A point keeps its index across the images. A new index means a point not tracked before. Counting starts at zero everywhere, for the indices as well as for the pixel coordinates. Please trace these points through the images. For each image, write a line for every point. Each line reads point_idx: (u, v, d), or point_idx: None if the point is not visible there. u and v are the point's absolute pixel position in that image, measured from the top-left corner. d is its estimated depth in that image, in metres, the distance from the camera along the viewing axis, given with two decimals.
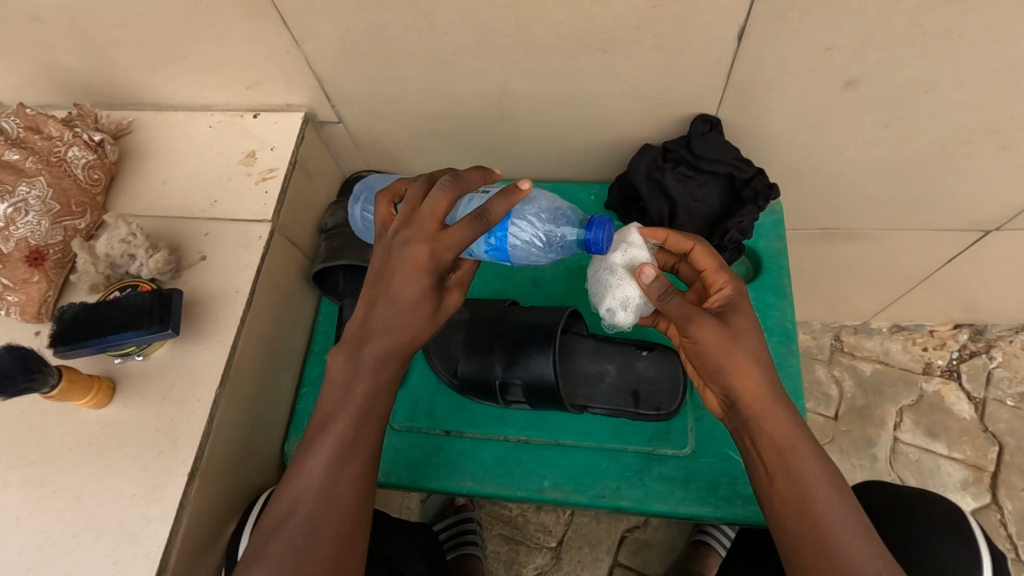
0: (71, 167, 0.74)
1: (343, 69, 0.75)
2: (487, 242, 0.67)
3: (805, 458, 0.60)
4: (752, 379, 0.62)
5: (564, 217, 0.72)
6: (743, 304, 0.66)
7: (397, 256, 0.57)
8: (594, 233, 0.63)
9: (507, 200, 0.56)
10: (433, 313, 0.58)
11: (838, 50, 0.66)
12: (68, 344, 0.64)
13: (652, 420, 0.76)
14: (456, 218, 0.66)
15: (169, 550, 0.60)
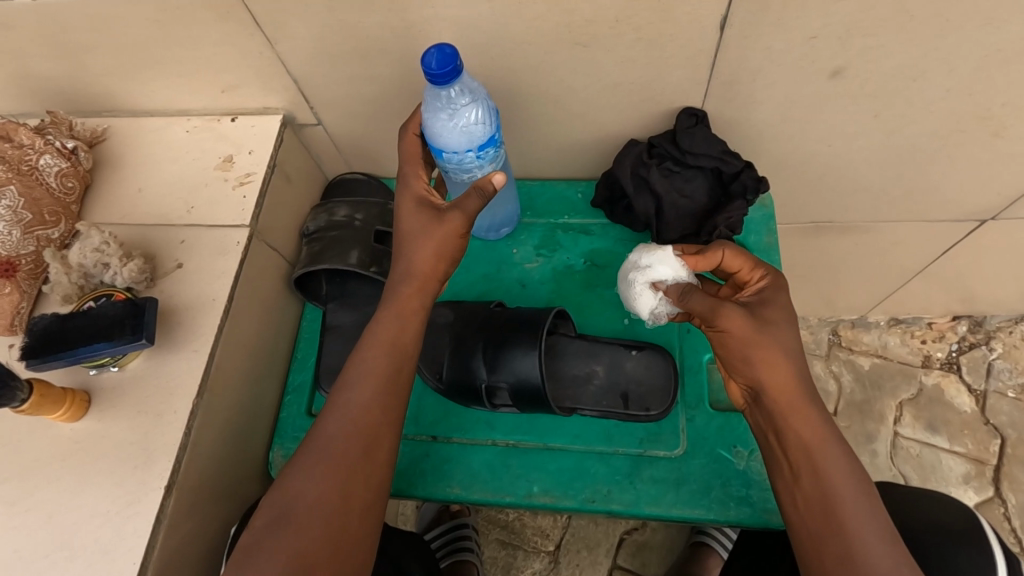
0: (43, 175, 0.72)
1: (319, 69, 0.74)
2: (461, 156, 0.67)
3: (833, 458, 0.58)
4: (780, 372, 0.60)
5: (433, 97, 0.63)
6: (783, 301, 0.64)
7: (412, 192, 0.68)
8: (439, 78, 0.59)
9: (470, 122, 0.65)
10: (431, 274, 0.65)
11: (822, 39, 0.65)
12: (39, 357, 0.62)
13: (641, 421, 0.75)
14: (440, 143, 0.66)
15: (145, 565, 0.59)
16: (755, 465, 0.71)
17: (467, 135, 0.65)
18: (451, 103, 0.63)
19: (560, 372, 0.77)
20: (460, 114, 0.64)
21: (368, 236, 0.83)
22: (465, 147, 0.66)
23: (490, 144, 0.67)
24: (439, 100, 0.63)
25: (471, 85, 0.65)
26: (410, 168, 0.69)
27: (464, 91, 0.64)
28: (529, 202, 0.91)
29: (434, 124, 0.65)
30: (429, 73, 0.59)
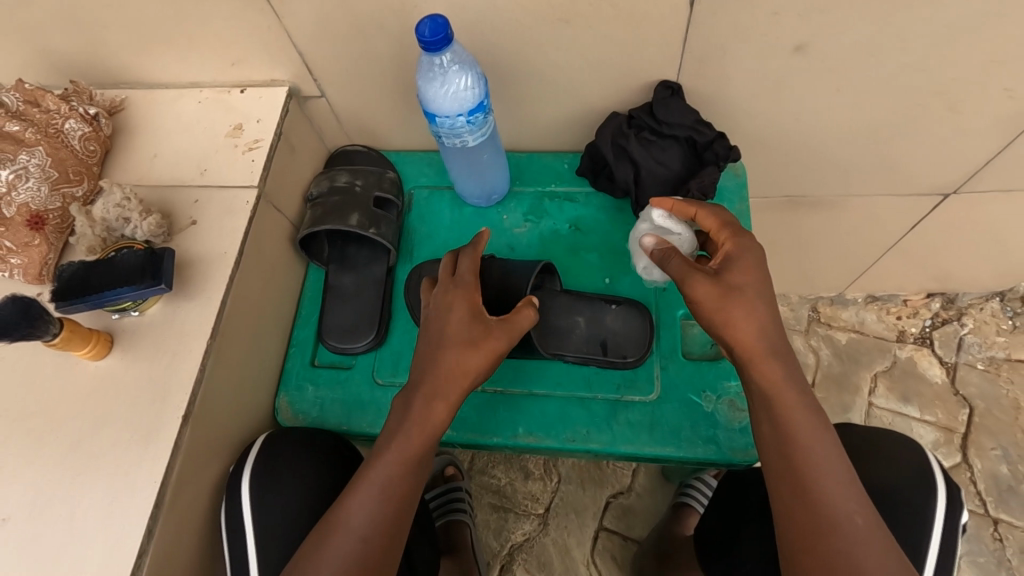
0: (68, 138, 0.78)
1: (322, 43, 0.80)
2: (454, 120, 0.73)
3: (795, 398, 0.63)
4: (743, 328, 0.64)
5: (428, 67, 0.70)
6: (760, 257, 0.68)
7: (455, 310, 0.71)
8: (431, 44, 0.65)
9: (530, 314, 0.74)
10: (483, 329, 0.70)
11: (784, 15, 0.70)
12: (66, 300, 0.68)
13: (618, 368, 0.81)
14: (435, 108, 0.73)
15: (165, 485, 0.65)
16: (721, 409, 0.78)
17: (458, 101, 0.72)
18: (443, 69, 0.70)
19: (547, 321, 0.83)
20: (452, 81, 0.71)
21: (367, 201, 0.89)
22: (456, 112, 0.72)
23: (479, 110, 0.73)
24: (433, 68, 0.70)
25: (461, 55, 0.71)
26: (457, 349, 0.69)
27: (455, 60, 0.70)
28: (519, 173, 0.96)
29: (428, 90, 0.72)
30: (423, 41, 0.65)
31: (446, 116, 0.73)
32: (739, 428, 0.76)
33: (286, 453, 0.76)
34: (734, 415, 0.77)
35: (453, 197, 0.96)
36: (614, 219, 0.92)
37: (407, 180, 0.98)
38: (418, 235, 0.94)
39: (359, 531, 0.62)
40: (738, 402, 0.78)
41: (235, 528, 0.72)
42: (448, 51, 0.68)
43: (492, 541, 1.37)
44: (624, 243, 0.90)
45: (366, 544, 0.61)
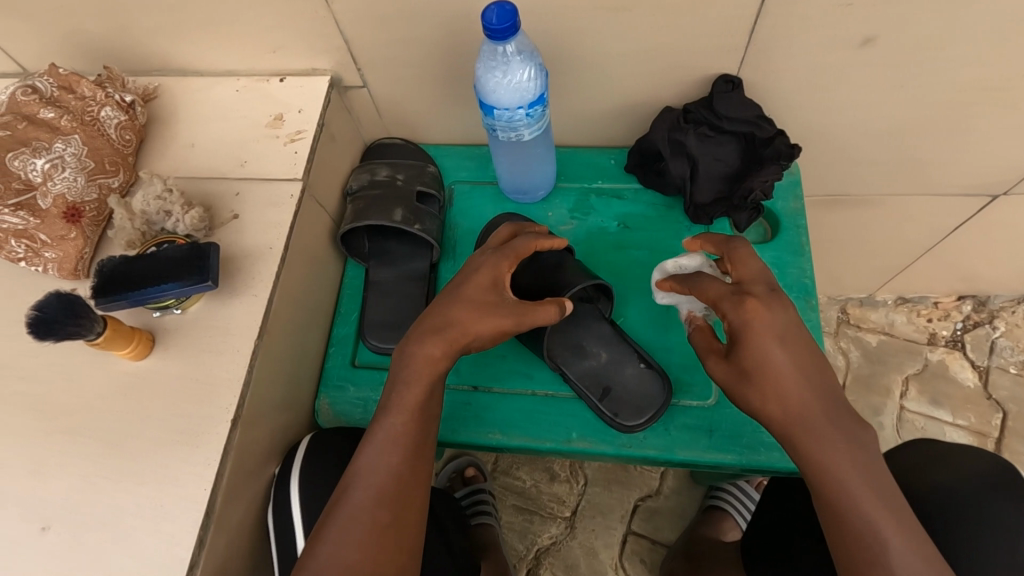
0: (104, 126, 0.74)
1: (370, 30, 0.76)
2: (511, 114, 0.70)
3: (831, 457, 0.57)
4: (774, 408, 0.60)
5: (490, 56, 0.67)
6: (781, 313, 0.61)
7: (484, 261, 0.73)
8: (497, 31, 0.61)
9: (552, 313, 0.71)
10: (496, 299, 0.70)
11: (857, 6, 0.68)
12: (107, 297, 0.65)
13: (604, 421, 0.76)
14: (493, 99, 0.69)
15: (215, 492, 0.62)
16: None
17: (519, 93, 0.68)
18: (506, 59, 0.67)
19: (573, 334, 0.80)
20: (513, 72, 0.67)
21: (409, 195, 0.86)
22: (517, 104, 0.69)
23: (540, 102, 0.70)
24: (495, 57, 0.67)
25: (523, 45, 0.68)
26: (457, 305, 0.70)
27: (518, 50, 0.67)
28: (563, 167, 0.93)
29: (488, 81, 0.68)
30: (489, 29, 0.61)
31: (504, 108, 0.70)
32: None
33: (335, 457, 0.73)
34: None
35: (495, 192, 0.93)
36: (663, 217, 0.89)
37: (447, 174, 0.95)
38: (459, 231, 0.91)
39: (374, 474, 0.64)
40: None
41: (285, 536, 0.69)
42: (513, 40, 0.65)
43: (518, 544, 1.34)
44: (674, 241, 0.87)
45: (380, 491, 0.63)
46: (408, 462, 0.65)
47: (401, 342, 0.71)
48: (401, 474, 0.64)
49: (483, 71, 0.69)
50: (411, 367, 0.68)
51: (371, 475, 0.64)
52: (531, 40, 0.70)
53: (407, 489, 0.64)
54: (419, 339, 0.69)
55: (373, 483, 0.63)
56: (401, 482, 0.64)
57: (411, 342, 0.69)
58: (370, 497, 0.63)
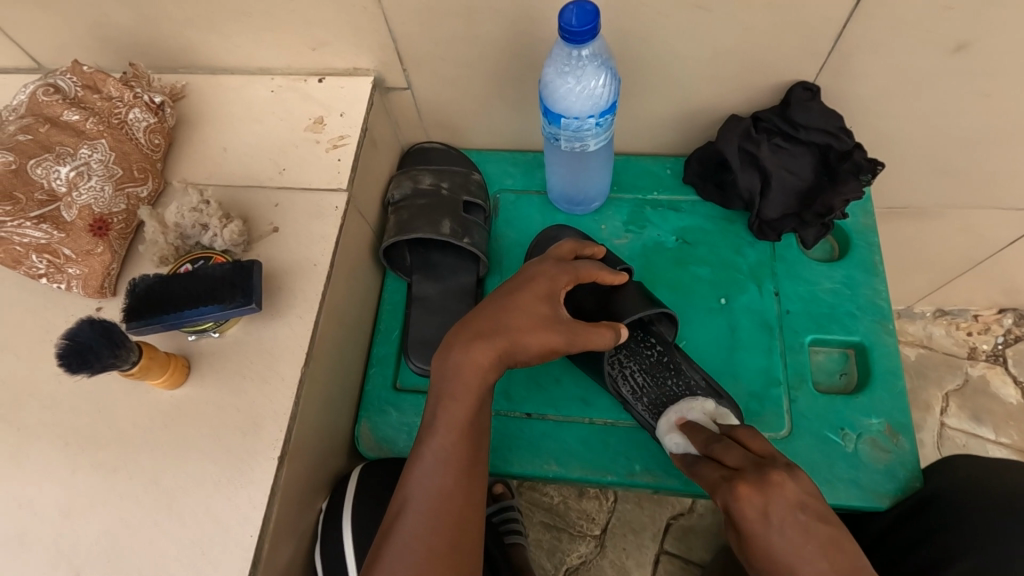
0: (132, 130, 0.68)
1: (422, 27, 0.71)
2: (579, 124, 0.65)
3: None
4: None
5: (564, 60, 0.62)
6: (778, 497, 0.54)
7: (545, 270, 0.66)
8: (577, 33, 0.56)
9: (607, 336, 0.64)
10: (552, 313, 0.63)
11: (959, 10, 0.63)
12: (142, 320, 0.59)
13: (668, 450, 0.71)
14: (561, 107, 0.65)
15: (261, 538, 0.56)
16: (863, 448, 0.70)
17: (591, 101, 0.63)
18: (579, 64, 0.62)
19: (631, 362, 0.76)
20: (586, 78, 0.63)
21: (455, 206, 0.81)
22: (587, 113, 0.64)
23: (610, 110, 0.65)
24: (568, 61, 0.62)
25: (597, 48, 0.63)
26: (512, 317, 0.62)
27: (593, 54, 0.62)
28: (616, 176, 0.88)
29: (558, 87, 0.63)
30: (567, 30, 0.56)
31: (572, 118, 0.65)
32: (884, 470, 0.69)
33: (384, 491, 0.67)
34: (877, 455, 0.70)
35: (543, 201, 0.87)
36: (725, 231, 0.83)
37: (492, 182, 0.89)
38: (506, 243, 0.85)
39: (428, 505, 0.55)
40: (880, 441, 0.70)
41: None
42: (590, 44, 0.59)
43: (546, 563, 1.25)
44: (737, 256, 0.82)
45: (437, 523, 0.55)
46: (464, 487, 0.57)
47: (443, 351, 0.62)
48: (456, 501, 0.56)
49: (552, 76, 0.64)
50: (461, 380, 0.60)
51: (423, 503, 0.56)
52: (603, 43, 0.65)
53: (465, 518, 0.56)
54: (464, 345, 0.61)
55: (426, 511, 0.55)
56: (458, 510, 0.56)
57: (455, 351, 0.61)
58: (424, 529, 0.54)
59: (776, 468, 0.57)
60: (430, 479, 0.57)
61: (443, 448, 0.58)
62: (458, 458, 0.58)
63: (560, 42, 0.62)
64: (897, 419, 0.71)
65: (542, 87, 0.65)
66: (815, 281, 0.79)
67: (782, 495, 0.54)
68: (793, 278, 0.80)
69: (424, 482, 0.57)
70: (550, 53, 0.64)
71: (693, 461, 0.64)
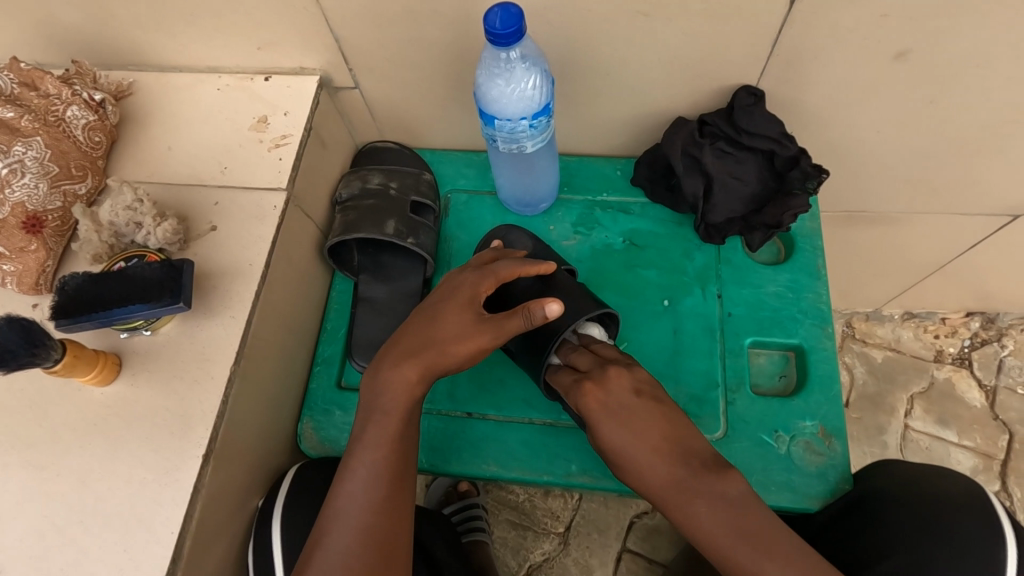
0: (70, 127, 0.68)
1: (363, 28, 0.71)
2: (515, 126, 0.65)
3: None
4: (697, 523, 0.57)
5: (495, 63, 0.62)
6: (683, 461, 0.59)
7: (462, 278, 0.66)
8: (501, 35, 0.56)
9: (530, 316, 0.61)
10: (473, 315, 0.63)
11: (892, 18, 0.62)
12: (69, 318, 0.59)
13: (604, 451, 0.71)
14: (496, 109, 0.64)
15: (184, 536, 0.57)
16: (797, 450, 0.71)
17: (523, 102, 0.63)
18: (508, 66, 0.62)
19: None
20: (517, 80, 0.63)
21: (403, 206, 0.81)
22: (520, 115, 0.64)
23: (544, 112, 0.65)
24: (497, 63, 0.62)
25: (527, 50, 0.63)
26: (435, 327, 0.62)
27: (523, 56, 0.62)
28: (567, 178, 0.88)
29: (490, 89, 0.63)
30: (492, 34, 0.56)
31: (507, 120, 0.64)
32: (816, 473, 0.69)
33: (319, 490, 0.68)
34: (811, 458, 0.70)
35: (495, 202, 0.87)
36: (673, 233, 0.84)
37: (444, 182, 0.89)
38: (456, 244, 0.85)
39: (357, 514, 0.56)
40: (814, 444, 0.71)
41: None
42: (517, 46, 0.59)
43: (510, 560, 1.25)
44: (684, 259, 0.82)
45: (365, 532, 0.55)
46: (394, 498, 0.58)
47: (374, 367, 0.63)
48: (383, 509, 0.57)
49: (484, 79, 0.64)
50: (385, 395, 0.61)
51: (352, 511, 0.56)
52: (537, 47, 0.65)
53: (393, 524, 0.57)
54: (391, 363, 0.62)
55: (355, 525, 0.55)
56: (386, 522, 0.56)
57: (386, 367, 0.62)
58: (352, 542, 0.55)
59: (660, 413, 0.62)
60: (360, 488, 0.57)
61: (376, 460, 0.58)
62: (389, 468, 0.58)
63: (489, 45, 0.62)
64: (833, 423, 0.72)
65: (476, 90, 0.65)
66: (760, 284, 0.80)
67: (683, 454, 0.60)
68: (738, 280, 0.80)
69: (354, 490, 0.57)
70: (481, 55, 0.63)
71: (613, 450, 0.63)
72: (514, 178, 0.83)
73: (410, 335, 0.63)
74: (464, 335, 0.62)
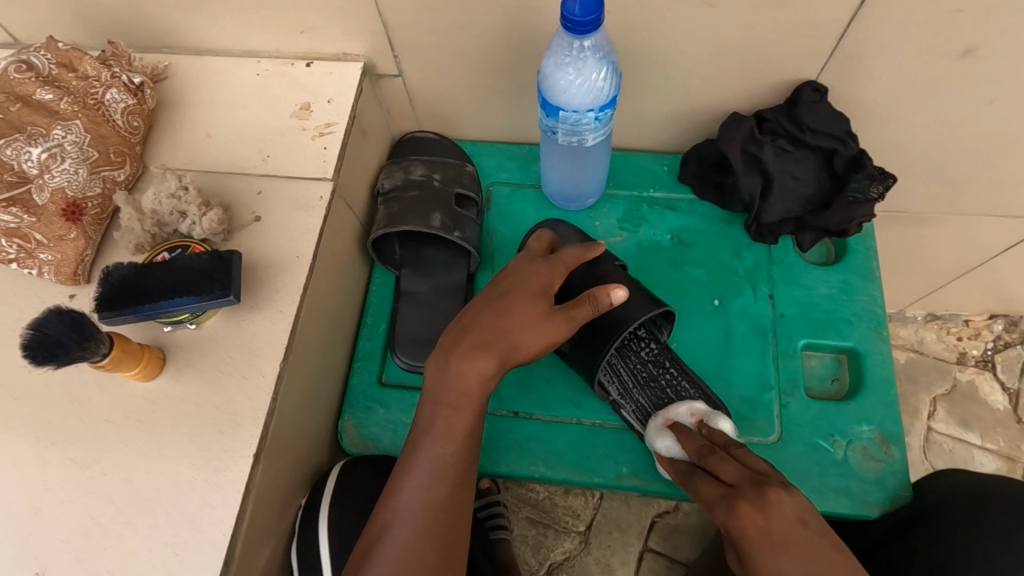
0: (109, 111, 0.66)
1: (414, 13, 0.68)
2: (578, 118, 0.62)
3: None
4: None
5: (564, 52, 0.60)
6: (779, 515, 0.50)
7: (525, 268, 0.65)
8: (580, 18, 0.53)
9: (594, 304, 0.62)
10: (543, 307, 0.62)
11: (968, 13, 0.61)
12: (114, 311, 0.57)
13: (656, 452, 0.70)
14: (562, 99, 0.62)
15: (236, 537, 0.55)
16: (853, 456, 0.69)
17: (592, 93, 0.61)
18: (579, 56, 0.60)
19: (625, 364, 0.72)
20: (588, 70, 0.61)
21: (447, 199, 0.78)
22: (587, 106, 0.62)
23: (611, 104, 0.63)
24: (569, 52, 0.60)
25: (599, 40, 0.61)
26: (506, 321, 0.60)
27: (595, 45, 0.60)
28: (612, 173, 0.86)
29: (559, 78, 0.61)
30: (571, 20, 0.53)
31: (572, 111, 0.62)
32: (875, 479, 0.68)
33: (366, 491, 0.66)
34: (868, 464, 0.69)
35: (538, 197, 0.85)
36: (723, 232, 0.82)
37: (485, 175, 0.87)
38: (499, 239, 0.83)
39: (414, 508, 0.54)
40: (871, 450, 0.70)
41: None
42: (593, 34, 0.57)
43: (530, 559, 1.21)
44: (734, 259, 0.80)
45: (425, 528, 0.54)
46: (456, 499, 0.56)
47: (440, 356, 0.60)
48: (449, 514, 0.55)
49: (552, 67, 0.62)
50: (448, 390, 0.59)
51: (411, 509, 0.54)
52: (607, 36, 0.63)
53: (449, 527, 0.54)
54: (463, 356, 0.59)
55: (414, 523, 0.54)
56: (446, 522, 0.54)
57: (455, 358, 0.59)
58: (414, 539, 0.53)
59: (773, 485, 0.52)
60: (420, 482, 0.55)
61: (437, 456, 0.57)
62: (451, 464, 0.56)
63: (561, 31, 0.60)
64: (890, 428, 0.70)
65: (542, 80, 0.63)
66: (812, 286, 0.78)
67: (782, 510, 0.50)
68: (790, 281, 0.79)
69: (415, 484, 0.55)
70: (550, 43, 0.62)
71: (688, 472, 0.60)
72: (561, 170, 0.80)
73: (476, 329, 0.61)
74: (534, 327, 0.61)
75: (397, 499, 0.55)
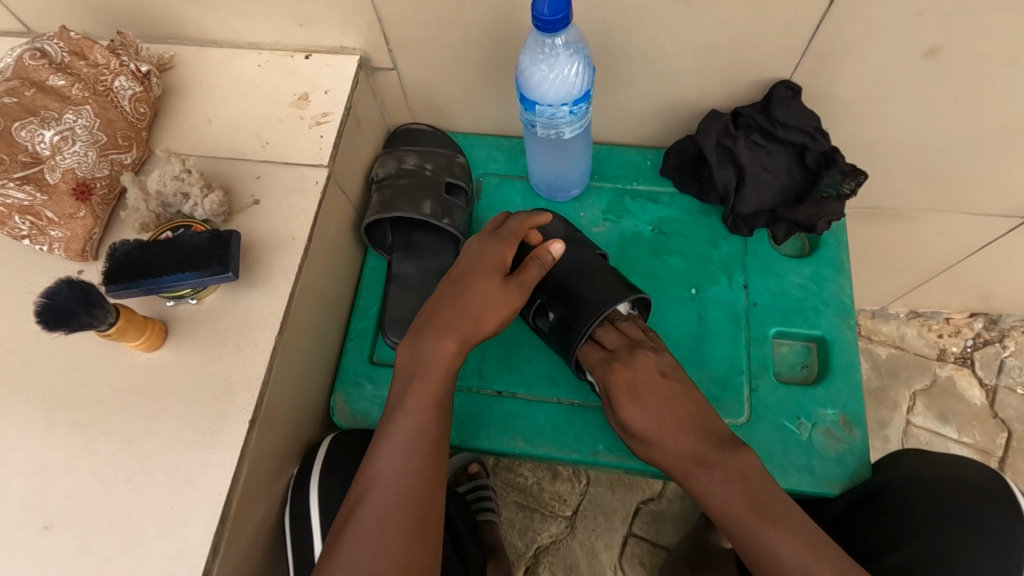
0: (117, 97, 0.69)
1: (407, 9, 0.72)
2: (554, 111, 0.66)
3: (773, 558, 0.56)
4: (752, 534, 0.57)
5: (539, 49, 0.64)
6: (711, 460, 0.60)
7: (479, 251, 0.69)
8: (549, 14, 0.57)
9: (541, 262, 0.69)
10: (500, 280, 0.67)
11: (928, 16, 0.64)
12: (119, 284, 0.60)
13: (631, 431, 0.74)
14: (539, 93, 0.66)
15: (231, 495, 0.59)
16: (818, 436, 0.73)
17: (565, 88, 0.65)
18: (553, 52, 0.64)
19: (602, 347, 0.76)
20: (560, 66, 0.64)
21: (437, 187, 0.82)
22: (560, 101, 0.66)
23: (583, 99, 0.66)
24: (543, 48, 0.64)
25: (571, 38, 0.65)
26: (470, 302, 0.66)
27: (567, 43, 0.64)
28: (597, 166, 0.90)
29: (533, 74, 0.65)
30: (540, 19, 0.57)
31: (549, 105, 0.66)
32: (836, 458, 0.72)
33: (354, 460, 0.70)
34: (831, 444, 0.73)
35: (526, 187, 0.89)
36: (701, 223, 0.85)
37: (476, 166, 0.91)
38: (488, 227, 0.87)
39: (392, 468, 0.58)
40: (834, 431, 0.73)
41: (301, 542, 0.66)
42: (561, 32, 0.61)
43: (517, 541, 1.25)
44: (712, 250, 0.84)
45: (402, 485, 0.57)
46: (437, 463, 0.60)
47: (411, 339, 0.66)
48: (430, 477, 0.59)
49: (527, 64, 0.65)
50: (427, 366, 0.63)
51: (388, 468, 0.58)
52: (580, 36, 0.66)
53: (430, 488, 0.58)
54: (434, 336, 0.64)
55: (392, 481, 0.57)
56: (424, 486, 0.58)
57: (425, 339, 0.64)
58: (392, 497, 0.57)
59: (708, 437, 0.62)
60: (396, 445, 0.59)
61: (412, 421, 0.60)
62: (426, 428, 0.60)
63: (534, 31, 0.64)
64: (852, 411, 0.74)
65: (519, 75, 0.67)
66: (784, 276, 0.82)
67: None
68: (764, 272, 0.82)
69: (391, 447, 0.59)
70: (526, 41, 0.65)
71: (634, 425, 0.68)
72: (547, 163, 0.84)
73: (440, 315, 0.66)
74: (495, 300, 0.66)
75: (376, 467, 0.58)
